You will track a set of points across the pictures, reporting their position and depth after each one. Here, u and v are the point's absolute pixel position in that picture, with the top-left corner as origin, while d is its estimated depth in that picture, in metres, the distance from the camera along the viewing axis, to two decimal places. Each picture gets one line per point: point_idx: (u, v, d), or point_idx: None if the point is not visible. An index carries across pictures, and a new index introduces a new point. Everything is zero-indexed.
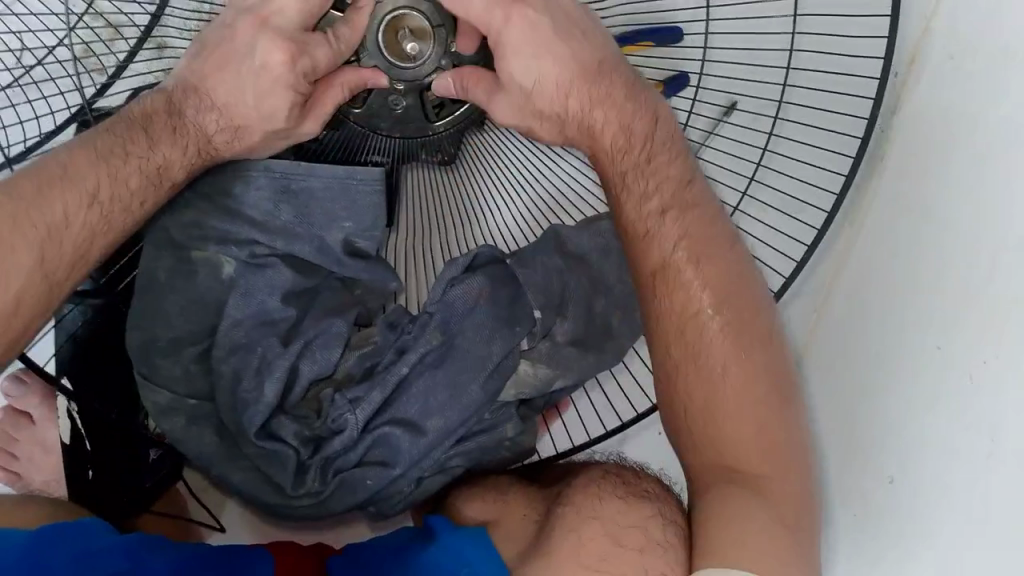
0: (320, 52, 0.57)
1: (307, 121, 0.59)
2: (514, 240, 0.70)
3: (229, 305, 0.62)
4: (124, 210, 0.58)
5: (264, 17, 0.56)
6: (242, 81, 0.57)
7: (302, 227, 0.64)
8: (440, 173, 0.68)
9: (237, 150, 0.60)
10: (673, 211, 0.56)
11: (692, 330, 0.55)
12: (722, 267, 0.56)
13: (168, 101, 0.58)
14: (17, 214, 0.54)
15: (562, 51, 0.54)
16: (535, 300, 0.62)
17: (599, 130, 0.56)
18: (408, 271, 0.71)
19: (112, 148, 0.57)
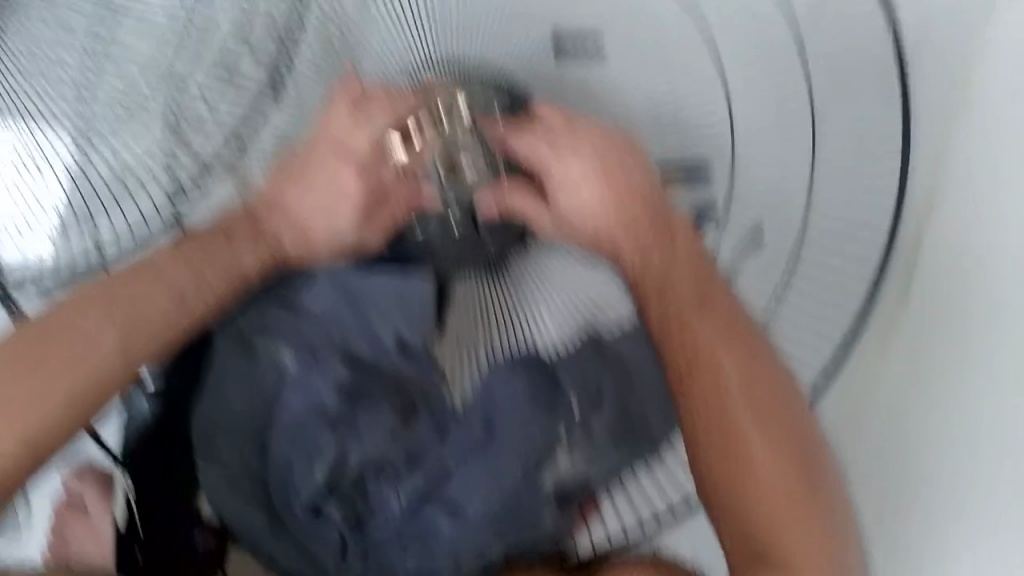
0: (387, 172, 0.68)
1: (366, 230, 0.71)
2: (559, 347, 0.69)
3: (287, 395, 0.67)
4: (200, 302, 0.68)
5: (338, 144, 0.67)
6: (318, 199, 0.69)
7: (357, 324, 0.69)
8: (488, 279, 0.71)
9: (305, 253, 0.71)
10: (691, 312, 0.64)
11: (718, 409, 0.63)
12: (740, 350, 0.64)
13: (250, 213, 0.70)
14: (107, 300, 0.66)
15: (603, 181, 0.65)
16: (572, 394, 0.66)
17: (623, 251, 0.66)
18: (455, 371, 0.70)
19: (199, 249, 0.68)
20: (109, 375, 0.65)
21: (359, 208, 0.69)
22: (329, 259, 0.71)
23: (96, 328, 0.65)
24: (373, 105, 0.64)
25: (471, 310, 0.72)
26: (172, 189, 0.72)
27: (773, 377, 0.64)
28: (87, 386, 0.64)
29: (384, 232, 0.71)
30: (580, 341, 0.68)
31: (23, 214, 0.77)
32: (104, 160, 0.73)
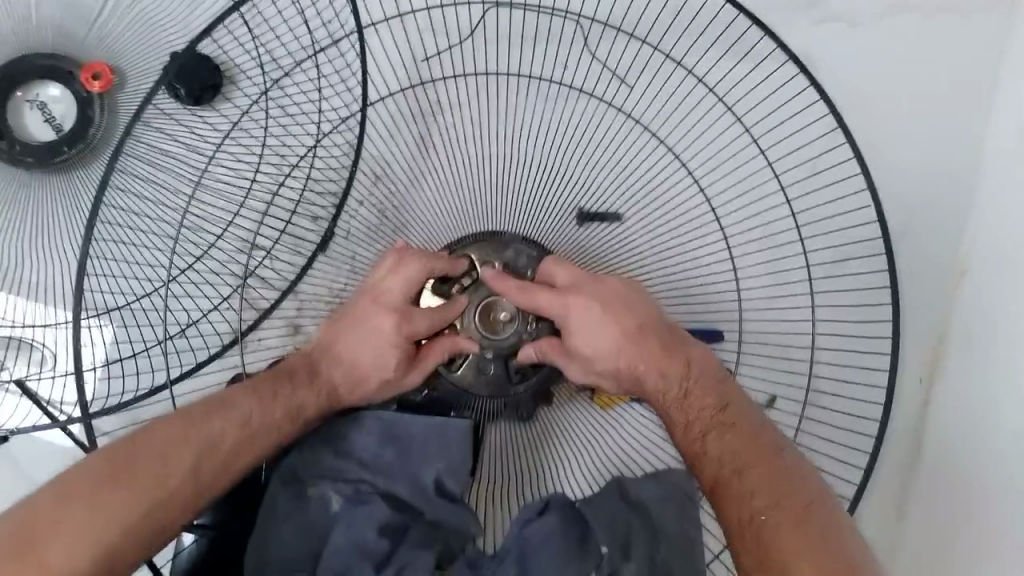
0: (421, 320, 0.76)
1: (408, 376, 0.78)
2: (582, 488, 0.81)
3: (333, 535, 0.71)
4: (267, 434, 0.73)
5: (377, 297, 0.76)
6: (361, 345, 0.76)
7: (401, 467, 0.76)
8: (521, 428, 0.81)
9: (356, 396, 0.77)
10: (713, 432, 0.68)
11: (753, 532, 0.61)
12: (763, 469, 0.64)
13: (307, 360, 0.77)
14: (187, 429, 0.70)
15: (620, 315, 0.72)
16: (604, 539, 0.69)
17: (642, 376, 0.72)
18: (487, 511, 0.80)
19: (264, 387, 0.74)
20: (182, 500, 0.68)
21: (403, 347, 0.76)
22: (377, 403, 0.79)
23: (176, 450, 0.68)
24: (406, 263, 0.75)
25: (501, 454, 0.81)
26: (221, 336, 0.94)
27: (809, 493, 0.63)
28: (166, 510, 0.67)
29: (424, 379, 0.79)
30: (599, 484, 0.80)
31: (102, 337, 0.92)
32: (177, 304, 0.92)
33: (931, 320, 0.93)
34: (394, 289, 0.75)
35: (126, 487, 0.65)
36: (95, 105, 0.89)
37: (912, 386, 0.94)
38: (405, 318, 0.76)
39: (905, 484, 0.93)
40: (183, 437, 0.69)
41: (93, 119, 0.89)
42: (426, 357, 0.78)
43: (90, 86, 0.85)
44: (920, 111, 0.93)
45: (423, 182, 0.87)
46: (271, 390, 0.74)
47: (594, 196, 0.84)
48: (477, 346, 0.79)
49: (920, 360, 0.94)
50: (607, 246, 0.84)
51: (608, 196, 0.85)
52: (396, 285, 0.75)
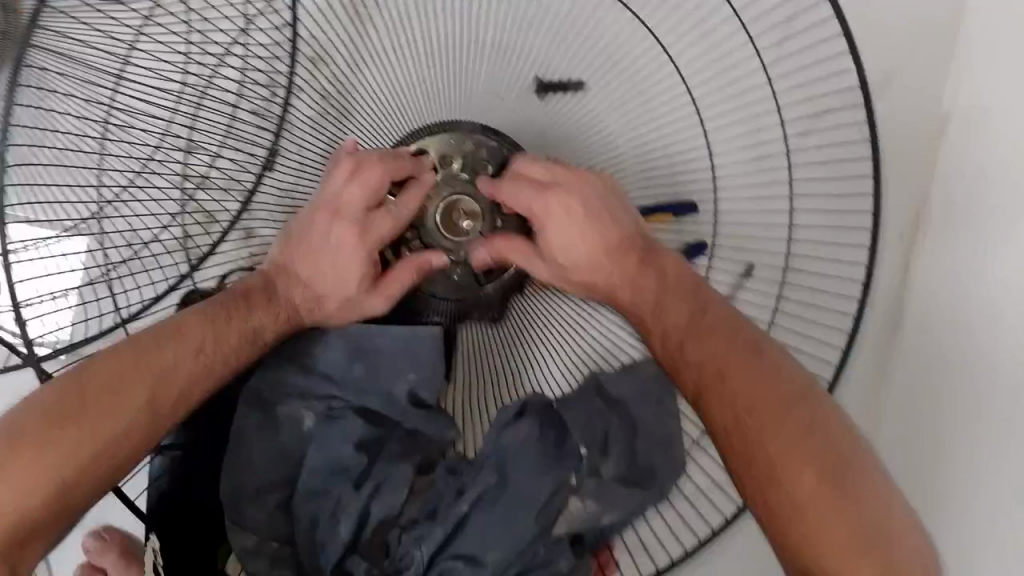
0: (382, 225, 0.72)
1: (371, 296, 0.73)
2: (560, 386, 0.78)
3: (308, 455, 0.70)
4: (225, 360, 0.70)
5: (334, 209, 0.71)
6: (322, 258, 0.72)
7: (370, 381, 0.74)
8: (492, 331, 0.78)
9: (316, 317, 0.74)
10: (690, 338, 0.67)
11: (746, 437, 0.63)
12: (747, 372, 0.64)
13: (261, 280, 0.73)
14: (139, 358, 0.68)
15: (600, 224, 0.69)
16: (580, 438, 0.70)
17: (618, 290, 0.70)
18: (465, 420, 0.79)
19: (219, 312, 0.71)
20: (139, 434, 0.67)
21: (367, 261, 0.72)
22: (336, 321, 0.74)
23: (127, 381, 0.67)
24: (364, 169, 0.70)
25: (475, 357, 0.79)
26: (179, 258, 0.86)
27: (793, 385, 0.64)
28: (119, 447, 0.66)
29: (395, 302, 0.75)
30: (580, 379, 0.77)
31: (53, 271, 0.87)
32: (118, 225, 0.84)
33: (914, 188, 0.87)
34: (354, 202, 0.71)
35: (77, 426, 0.65)
36: None
37: (890, 247, 0.89)
38: (364, 232, 0.71)
39: (879, 375, 0.89)
40: (133, 368, 0.67)
41: None
42: (392, 278, 0.73)
43: None
44: None
45: (367, 70, 0.78)
46: (226, 312, 0.71)
47: (555, 62, 0.73)
48: (446, 260, 0.74)
49: (902, 228, 0.88)
50: (576, 124, 0.75)
51: (570, 58, 0.73)
52: (353, 194, 0.70)
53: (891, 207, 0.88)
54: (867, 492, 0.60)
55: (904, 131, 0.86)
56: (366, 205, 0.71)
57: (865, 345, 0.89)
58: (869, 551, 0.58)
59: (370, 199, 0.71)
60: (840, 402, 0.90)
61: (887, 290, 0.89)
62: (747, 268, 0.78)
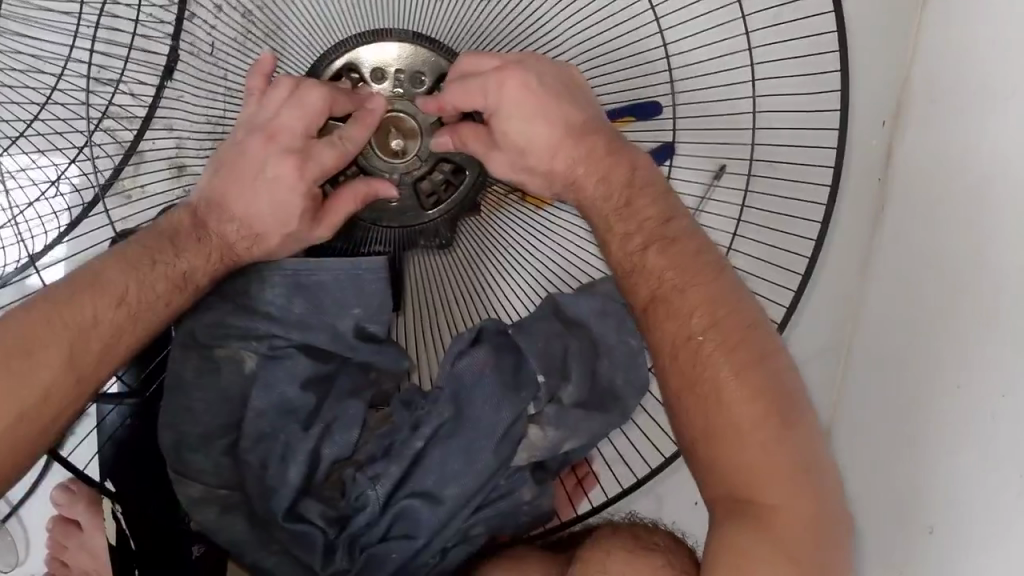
0: (325, 155, 0.63)
1: (316, 228, 0.66)
2: (517, 309, 0.76)
3: (252, 397, 0.67)
4: (150, 311, 0.62)
5: (273, 134, 0.63)
6: (261, 188, 0.63)
7: (314, 318, 0.69)
8: (442, 257, 0.73)
9: (257, 254, 0.66)
10: (655, 246, 0.61)
11: (699, 356, 0.59)
12: (709, 290, 0.60)
13: (192, 215, 0.64)
14: (50, 314, 0.59)
15: (553, 120, 0.62)
16: (538, 367, 0.66)
17: (581, 181, 0.63)
18: (419, 350, 0.76)
19: (140, 258, 0.62)
20: (60, 400, 0.58)
21: (308, 197, 0.64)
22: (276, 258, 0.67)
23: (38, 345, 0.57)
24: (308, 90, 0.63)
25: (426, 287, 0.74)
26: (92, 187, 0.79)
27: (750, 313, 0.60)
28: (39, 415, 0.57)
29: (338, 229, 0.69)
30: (537, 301, 0.76)
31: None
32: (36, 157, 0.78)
33: (890, 75, 0.81)
34: (294, 126, 0.63)
35: None
36: None
37: (870, 128, 0.82)
38: (303, 163, 0.63)
39: (848, 297, 0.85)
40: (47, 330, 0.58)
41: None
42: (336, 207, 0.65)
43: None
44: None
45: None
46: (148, 256, 0.62)
47: None
48: (394, 192, 0.67)
49: (880, 115, 0.82)
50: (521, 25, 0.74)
51: None
52: (292, 119, 0.63)
53: (869, 89, 0.81)
54: (808, 447, 0.58)
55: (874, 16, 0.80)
56: (307, 131, 0.63)
57: (827, 272, 0.85)
58: (805, 503, 0.57)
59: (312, 126, 0.63)
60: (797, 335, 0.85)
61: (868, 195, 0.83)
62: (721, 166, 0.78)
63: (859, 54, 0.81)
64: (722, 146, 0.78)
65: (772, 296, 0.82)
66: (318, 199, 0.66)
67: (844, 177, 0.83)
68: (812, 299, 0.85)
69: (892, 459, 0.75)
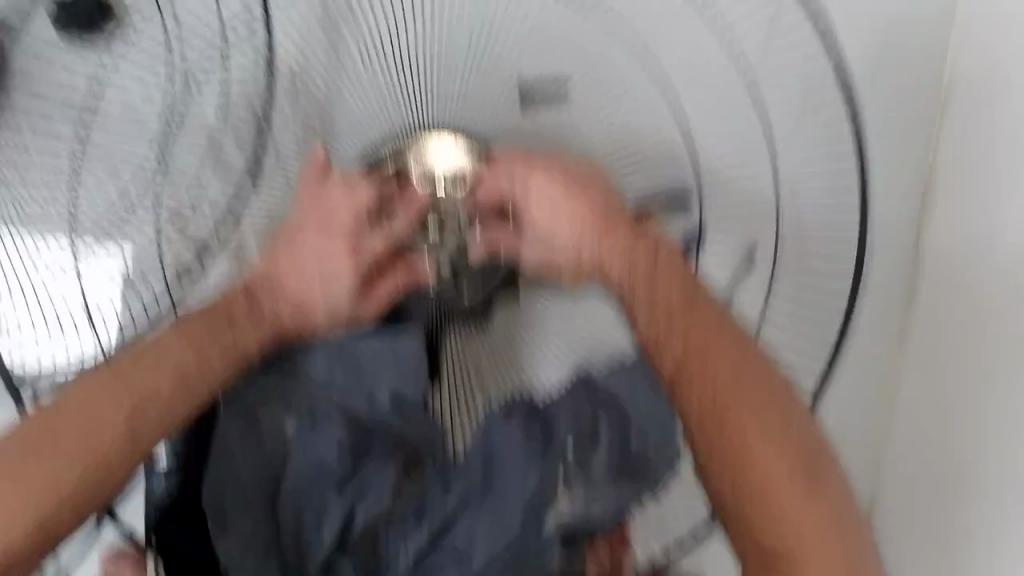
0: (374, 241, 0.70)
1: (365, 304, 0.72)
2: (544, 383, 0.76)
3: (292, 461, 0.69)
4: (204, 379, 0.67)
5: (326, 221, 0.69)
6: (314, 270, 0.70)
7: (353, 386, 0.72)
8: (475, 330, 0.75)
9: (304, 326, 0.71)
10: (677, 317, 0.65)
11: (726, 422, 0.62)
12: (732, 357, 0.64)
13: (246, 290, 0.69)
14: (116, 376, 0.64)
15: (583, 205, 0.69)
16: (567, 432, 0.68)
17: (607, 261, 0.69)
18: (449, 419, 0.76)
19: (202, 329, 0.67)
20: (120, 456, 0.63)
21: (356, 278, 0.70)
22: (319, 329, 0.71)
23: (100, 404, 0.63)
24: (360, 183, 0.69)
25: (459, 359, 0.76)
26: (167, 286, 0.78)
27: (773, 379, 0.64)
28: (100, 468, 0.62)
29: (382, 313, 0.73)
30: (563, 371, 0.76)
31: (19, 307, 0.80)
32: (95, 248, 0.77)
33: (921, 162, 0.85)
34: (344, 216, 0.69)
35: (53, 454, 0.61)
36: None
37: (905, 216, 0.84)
38: (354, 248, 0.70)
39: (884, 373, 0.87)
40: (109, 392, 0.64)
41: None
42: (381, 286, 0.72)
43: None
44: None
45: (344, 82, 0.72)
46: (212, 327, 0.67)
47: (541, 66, 0.71)
48: (433, 275, 0.72)
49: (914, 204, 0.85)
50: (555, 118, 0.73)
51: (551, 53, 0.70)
52: (343, 208, 0.69)
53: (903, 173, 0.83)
54: (846, 506, 0.60)
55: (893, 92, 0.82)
56: (358, 219, 0.69)
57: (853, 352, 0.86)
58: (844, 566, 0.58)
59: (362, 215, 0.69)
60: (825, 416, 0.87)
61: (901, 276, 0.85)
62: (751, 246, 0.79)
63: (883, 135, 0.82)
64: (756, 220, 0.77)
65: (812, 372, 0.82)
66: (365, 278, 0.71)
67: (871, 262, 0.84)
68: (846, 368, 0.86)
69: (944, 504, 0.85)
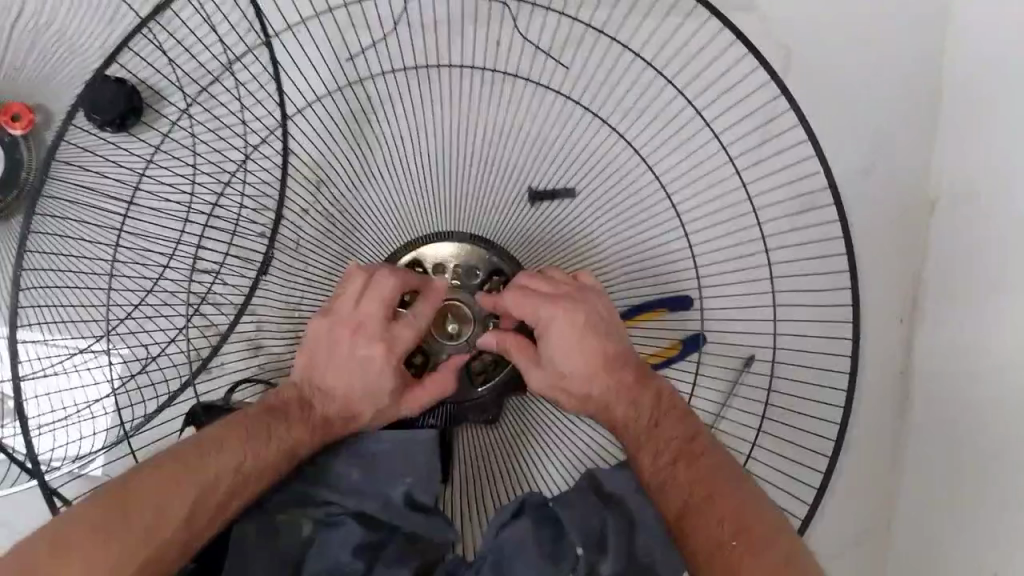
0: (403, 332, 0.73)
1: (403, 400, 0.75)
2: (556, 483, 0.82)
3: (306, 562, 0.70)
4: (258, 476, 0.69)
5: (356, 325, 0.73)
6: (352, 374, 0.73)
7: (369, 486, 0.74)
8: (488, 432, 0.80)
9: (354, 426, 0.75)
10: (683, 460, 0.69)
11: (726, 562, 0.63)
12: (735, 501, 0.65)
13: (300, 396, 0.74)
14: (194, 457, 0.67)
15: (597, 346, 0.72)
16: (577, 538, 0.69)
17: (612, 406, 0.72)
18: (463, 521, 0.80)
19: (261, 430, 0.70)
20: (178, 540, 0.65)
21: (397, 375, 0.74)
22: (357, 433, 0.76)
23: (179, 482, 0.66)
24: (375, 286, 0.73)
25: (474, 461, 0.81)
26: (183, 364, 0.90)
27: (770, 525, 0.64)
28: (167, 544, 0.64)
29: (425, 409, 0.76)
30: (574, 478, 0.82)
31: (57, 402, 0.86)
32: (141, 336, 0.89)
33: (903, 276, 0.92)
34: (373, 313, 0.73)
35: (126, 519, 0.63)
36: (23, 146, 0.87)
37: (891, 326, 0.92)
38: (390, 347, 0.73)
39: (881, 475, 0.92)
40: (183, 472, 0.66)
41: (21, 159, 0.87)
42: (421, 391, 0.75)
43: (11, 128, 0.85)
44: (863, 66, 0.91)
45: (365, 183, 0.87)
46: (266, 429, 0.71)
47: (542, 174, 0.85)
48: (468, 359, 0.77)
49: (895, 311, 0.92)
50: (547, 229, 0.84)
51: (552, 172, 0.85)
52: (373, 307, 0.73)
53: (888, 277, 0.92)
54: None
55: (877, 215, 0.92)
56: (387, 317, 0.73)
57: (850, 456, 0.92)
58: None
59: (388, 311, 0.73)
60: (813, 543, 0.92)
61: (891, 379, 0.92)
62: (750, 355, 0.88)
63: (863, 254, 0.92)
64: (748, 339, 0.89)
65: (803, 475, 0.89)
66: (406, 382, 0.75)
67: (862, 375, 0.92)
68: (839, 491, 0.93)
69: None
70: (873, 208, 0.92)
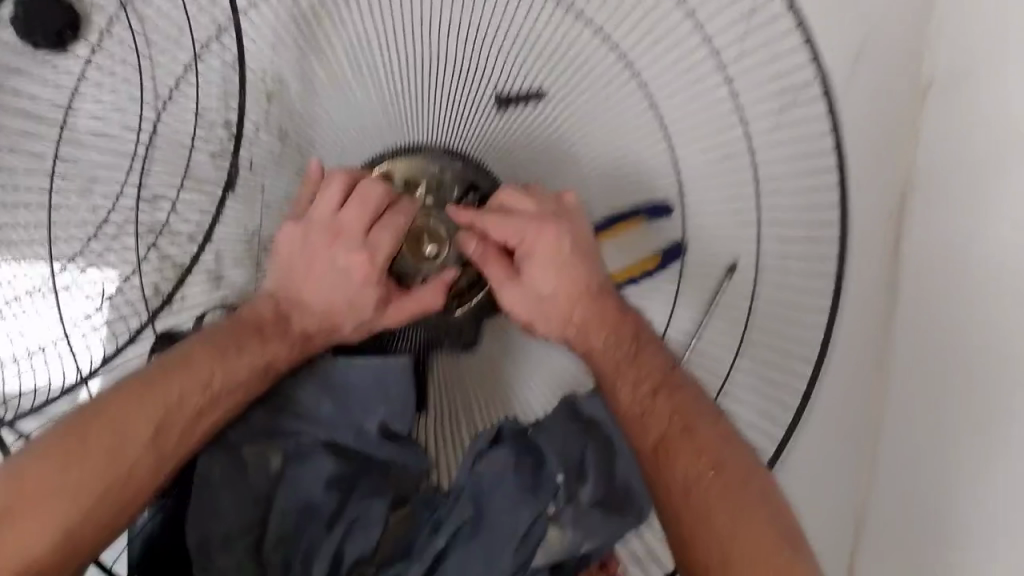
0: (383, 236, 0.69)
1: (383, 314, 0.72)
2: (529, 409, 0.78)
3: (277, 497, 0.69)
4: (228, 394, 0.68)
5: (337, 233, 0.69)
6: (335, 284, 0.71)
7: (341, 417, 0.72)
8: (463, 359, 0.76)
9: (331, 340, 0.73)
10: (662, 391, 0.68)
11: (699, 495, 0.65)
12: (710, 434, 0.67)
13: (276, 310, 0.71)
14: (151, 388, 0.65)
15: (580, 275, 0.70)
16: (557, 465, 0.69)
17: (591, 334, 0.70)
18: (437, 449, 0.78)
19: (226, 345, 0.68)
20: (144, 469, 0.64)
21: (377, 285, 0.71)
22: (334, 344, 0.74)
23: (136, 411, 0.64)
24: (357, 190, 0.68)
25: (446, 388, 0.77)
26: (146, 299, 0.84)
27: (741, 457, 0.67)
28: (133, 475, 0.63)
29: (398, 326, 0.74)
30: (549, 404, 0.78)
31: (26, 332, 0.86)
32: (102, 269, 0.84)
33: (884, 187, 0.92)
34: (353, 223, 0.69)
35: (83, 458, 0.62)
36: None
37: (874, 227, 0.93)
38: (372, 256, 0.70)
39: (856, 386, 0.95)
40: (140, 402, 0.65)
41: None
42: (400, 306, 0.71)
43: None
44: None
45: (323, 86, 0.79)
46: (233, 346, 0.68)
47: (514, 75, 0.76)
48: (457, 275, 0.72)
49: (878, 222, 0.93)
50: (525, 133, 0.78)
51: (522, 70, 0.75)
52: (351, 214, 0.68)
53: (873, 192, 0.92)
54: None
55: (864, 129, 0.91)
56: (366, 226, 0.69)
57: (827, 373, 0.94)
58: None
59: (370, 219, 0.69)
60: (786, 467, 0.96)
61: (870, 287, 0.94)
62: (733, 261, 0.81)
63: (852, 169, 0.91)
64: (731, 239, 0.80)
65: None
66: (387, 295, 0.72)
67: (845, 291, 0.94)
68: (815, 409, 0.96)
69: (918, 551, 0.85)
70: (858, 123, 0.91)
